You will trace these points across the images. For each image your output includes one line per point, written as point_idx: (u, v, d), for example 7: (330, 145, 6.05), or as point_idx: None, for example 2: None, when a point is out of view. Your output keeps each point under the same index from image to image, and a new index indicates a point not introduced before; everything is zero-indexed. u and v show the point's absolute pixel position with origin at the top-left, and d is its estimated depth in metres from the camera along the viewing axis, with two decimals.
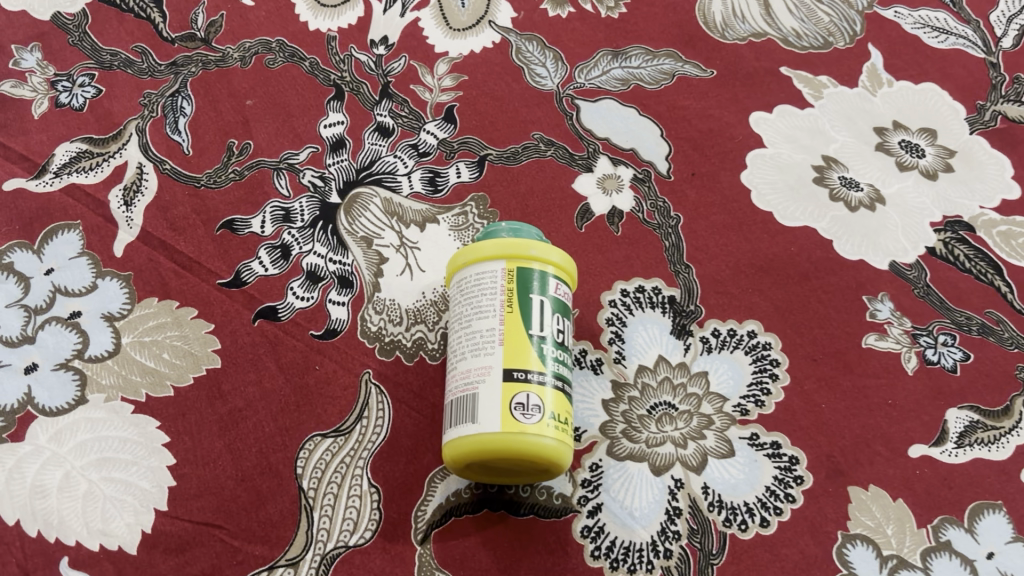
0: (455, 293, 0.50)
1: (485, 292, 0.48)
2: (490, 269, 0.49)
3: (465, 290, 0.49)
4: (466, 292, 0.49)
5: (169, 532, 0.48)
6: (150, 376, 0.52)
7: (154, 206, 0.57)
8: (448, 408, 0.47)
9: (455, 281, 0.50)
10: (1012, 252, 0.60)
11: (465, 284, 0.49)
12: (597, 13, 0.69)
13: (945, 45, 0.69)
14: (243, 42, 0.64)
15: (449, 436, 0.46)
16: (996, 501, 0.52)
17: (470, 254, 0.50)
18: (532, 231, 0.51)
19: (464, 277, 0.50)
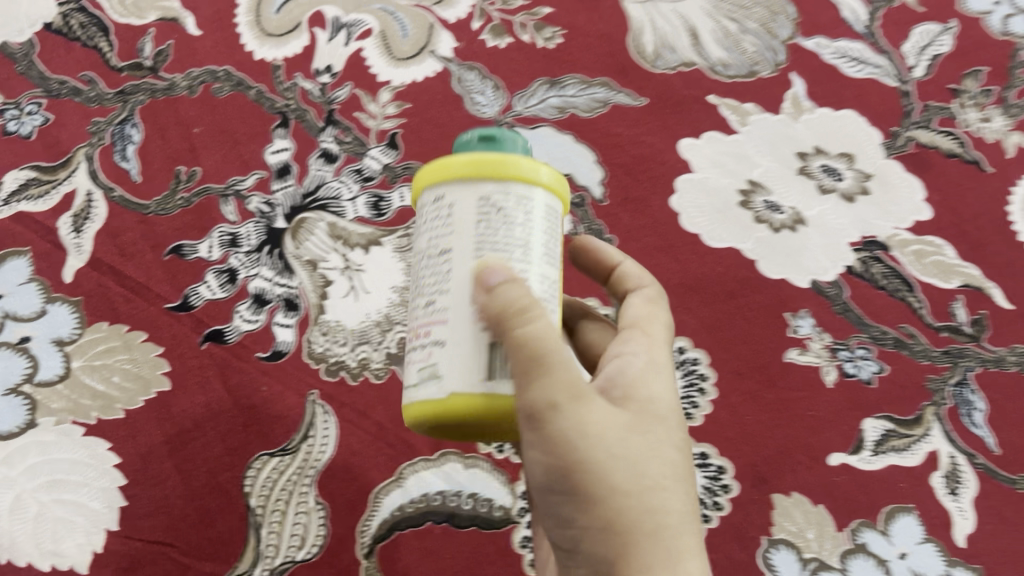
0: (506, 210, 0.35)
1: (550, 236, 0.36)
2: (554, 210, 0.37)
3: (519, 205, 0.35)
4: (530, 218, 0.35)
5: (120, 551, 0.50)
6: (100, 400, 0.54)
7: (104, 233, 0.59)
8: (475, 357, 0.34)
9: (507, 191, 0.35)
10: (924, 270, 0.64)
11: (528, 209, 0.35)
12: (535, 44, 0.71)
13: (862, 75, 0.73)
14: (190, 71, 0.66)
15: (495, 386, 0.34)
16: (908, 504, 0.56)
17: (534, 169, 0.36)
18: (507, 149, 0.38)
19: (524, 198, 0.35)
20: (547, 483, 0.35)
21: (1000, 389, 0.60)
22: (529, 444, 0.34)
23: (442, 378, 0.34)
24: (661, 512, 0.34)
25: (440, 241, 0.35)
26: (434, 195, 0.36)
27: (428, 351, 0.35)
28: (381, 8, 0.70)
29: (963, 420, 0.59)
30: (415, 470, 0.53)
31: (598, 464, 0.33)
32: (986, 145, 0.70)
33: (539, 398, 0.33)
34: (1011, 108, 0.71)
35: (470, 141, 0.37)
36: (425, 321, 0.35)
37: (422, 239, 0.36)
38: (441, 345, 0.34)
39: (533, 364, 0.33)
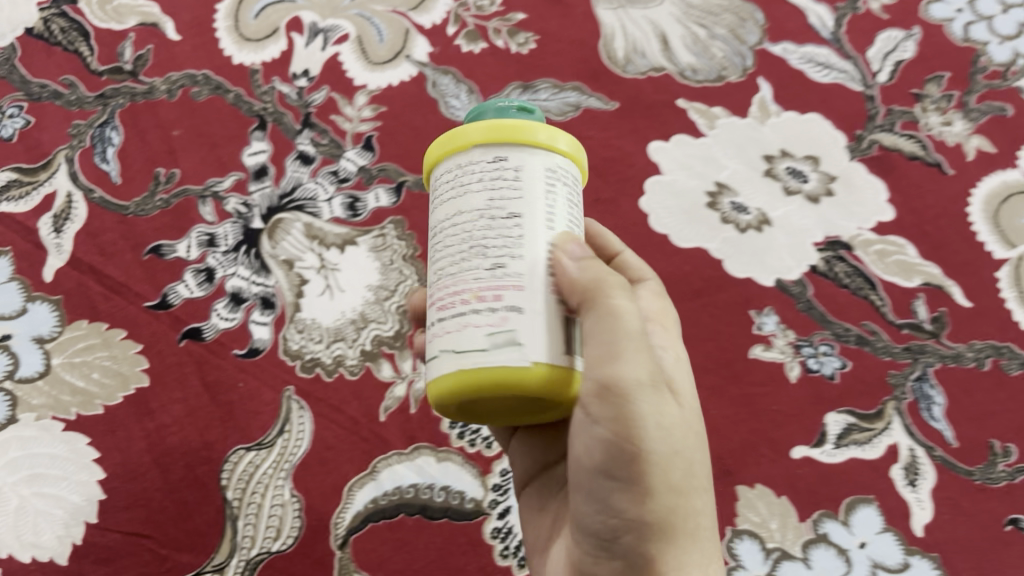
0: (565, 184, 0.36)
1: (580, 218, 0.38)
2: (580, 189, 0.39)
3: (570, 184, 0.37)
4: (577, 194, 0.37)
5: (99, 543, 0.51)
6: (80, 396, 0.55)
7: (84, 233, 0.60)
8: (551, 327, 0.34)
9: (565, 170, 0.36)
10: (886, 269, 0.66)
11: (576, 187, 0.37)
12: (508, 49, 0.73)
13: (828, 80, 0.75)
14: (169, 74, 0.67)
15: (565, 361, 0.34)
16: (868, 496, 0.58)
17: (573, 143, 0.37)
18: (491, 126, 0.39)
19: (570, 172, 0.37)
20: (603, 465, 0.37)
21: (959, 383, 0.62)
22: (595, 423, 0.36)
23: (525, 347, 0.33)
24: (695, 505, 0.39)
25: (505, 203, 0.34)
26: (487, 158, 0.35)
27: (506, 314, 0.33)
28: (358, 13, 0.71)
29: (923, 414, 0.61)
30: (388, 463, 0.54)
31: (660, 453, 0.36)
32: (947, 148, 0.72)
33: (624, 377, 0.35)
34: (971, 112, 0.74)
35: (511, 109, 0.37)
36: (495, 284, 0.33)
37: (474, 200, 0.35)
38: (519, 309, 0.33)
39: (619, 343, 0.35)
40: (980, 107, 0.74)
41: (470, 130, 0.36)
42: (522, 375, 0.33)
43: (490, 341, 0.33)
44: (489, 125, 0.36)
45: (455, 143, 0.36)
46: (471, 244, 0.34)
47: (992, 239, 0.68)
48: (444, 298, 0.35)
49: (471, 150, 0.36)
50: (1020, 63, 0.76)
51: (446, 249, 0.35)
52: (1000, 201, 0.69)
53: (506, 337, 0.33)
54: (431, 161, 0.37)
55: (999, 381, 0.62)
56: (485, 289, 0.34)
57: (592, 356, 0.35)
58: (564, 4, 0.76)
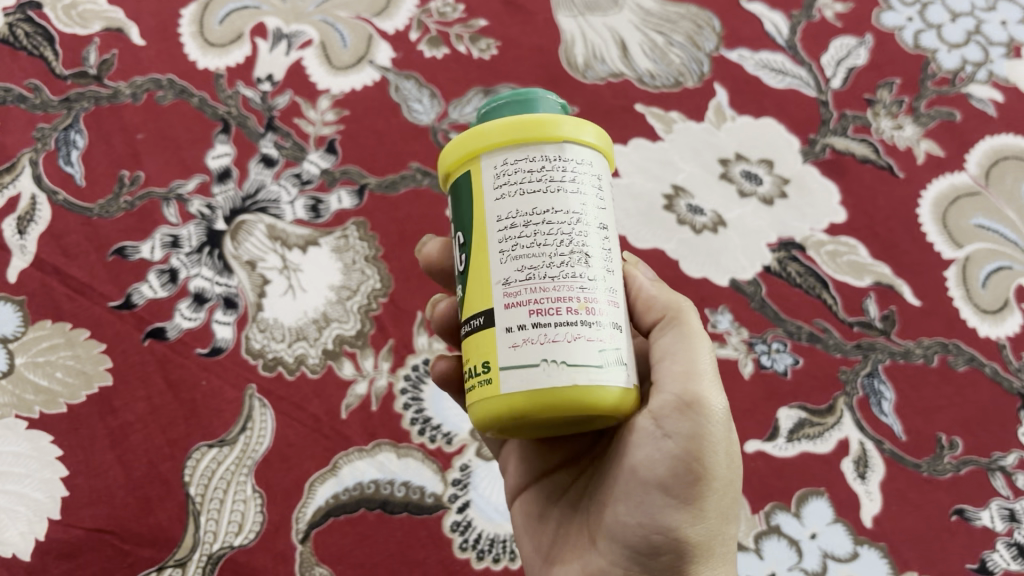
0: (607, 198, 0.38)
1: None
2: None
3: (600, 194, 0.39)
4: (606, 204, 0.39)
5: (62, 539, 0.52)
6: (43, 394, 0.55)
7: (48, 234, 0.60)
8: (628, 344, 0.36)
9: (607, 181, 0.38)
10: (838, 269, 0.68)
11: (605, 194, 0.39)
12: (470, 54, 0.74)
13: (783, 85, 0.77)
14: (133, 79, 0.68)
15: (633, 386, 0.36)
16: (819, 488, 0.60)
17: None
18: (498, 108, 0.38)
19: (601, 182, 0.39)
20: (662, 481, 0.38)
21: (907, 379, 0.64)
22: (665, 436, 0.38)
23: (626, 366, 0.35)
24: (730, 533, 0.41)
25: (594, 211, 0.35)
26: (574, 160, 0.35)
27: (610, 331, 0.34)
28: (321, 19, 0.73)
29: (873, 409, 0.62)
30: (349, 459, 0.55)
31: (722, 474, 0.39)
32: (897, 152, 0.74)
33: (704, 394, 0.38)
34: (920, 117, 0.76)
35: (557, 107, 0.37)
36: (597, 297, 0.34)
37: (569, 202, 0.35)
38: (617, 326, 0.35)
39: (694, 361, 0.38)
40: (929, 112, 0.77)
41: (553, 125, 0.35)
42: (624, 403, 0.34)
43: (601, 357, 0.34)
44: (568, 124, 0.36)
45: (539, 134, 0.35)
46: (572, 249, 0.34)
47: (939, 240, 0.70)
48: (542, 304, 0.33)
49: (561, 145, 0.35)
50: (967, 70, 0.79)
51: (538, 249, 0.34)
52: (947, 203, 0.72)
53: (613, 355, 0.34)
54: (489, 144, 0.35)
55: (946, 375, 0.64)
56: (590, 302, 0.34)
57: (673, 372, 0.38)
58: (526, 11, 0.78)
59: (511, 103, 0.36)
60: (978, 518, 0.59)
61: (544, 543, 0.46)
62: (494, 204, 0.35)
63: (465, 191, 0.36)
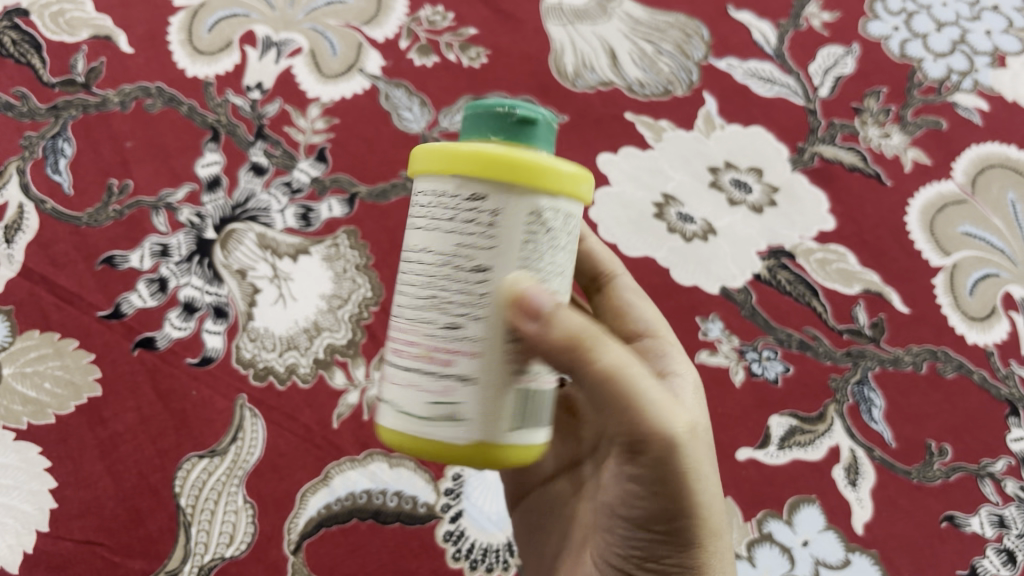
0: (552, 228, 0.33)
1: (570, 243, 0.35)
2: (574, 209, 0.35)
3: (563, 221, 0.34)
4: (561, 226, 0.33)
5: (52, 551, 0.51)
6: (31, 406, 0.55)
7: (36, 243, 0.59)
8: (504, 397, 0.33)
9: (557, 208, 0.33)
10: (828, 277, 0.68)
11: (555, 214, 0.33)
12: (460, 63, 0.74)
13: (772, 94, 0.77)
14: (122, 87, 0.67)
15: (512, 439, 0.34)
16: (810, 495, 0.59)
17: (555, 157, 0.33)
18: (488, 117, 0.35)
19: (564, 207, 0.33)
20: (642, 518, 0.38)
21: (897, 387, 0.64)
22: (634, 480, 0.37)
23: (466, 425, 0.33)
24: (723, 544, 0.39)
25: (474, 253, 0.32)
26: (462, 195, 0.32)
27: (452, 383, 0.32)
28: (311, 27, 0.72)
29: (864, 416, 0.63)
30: (341, 469, 0.55)
31: (701, 500, 0.36)
32: (885, 160, 0.75)
33: (655, 439, 0.34)
34: (907, 125, 0.77)
35: (510, 119, 0.33)
36: (446, 346, 0.33)
37: (442, 241, 0.33)
38: (463, 379, 0.32)
39: (638, 404, 0.33)
40: (915, 121, 0.78)
41: (451, 154, 0.32)
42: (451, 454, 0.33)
43: (430, 411, 0.33)
44: (464, 149, 0.32)
45: (437, 165, 0.33)
46: (432, 293, 0.33)
47: (927, 247, 0.71)
48: (400, 345, 0.34)
49: (453, 177, 0.32)
50: (953, 79, 0.81)
51: (406, 292, 0.34)
52: (935, 210, 0.73)
53: (448, 408, 0.33)
54: (413, 170, 0.35)
55: (935, 383, 0.65)
56: (434, 352, 0.33)
57: (614, 421, 0.34)
58: (516, 19, 0.78)
59: (472, 115, 0.34)
60: (968, 524, 0.59)
61: (548, 554, 0.48)
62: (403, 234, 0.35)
63: None
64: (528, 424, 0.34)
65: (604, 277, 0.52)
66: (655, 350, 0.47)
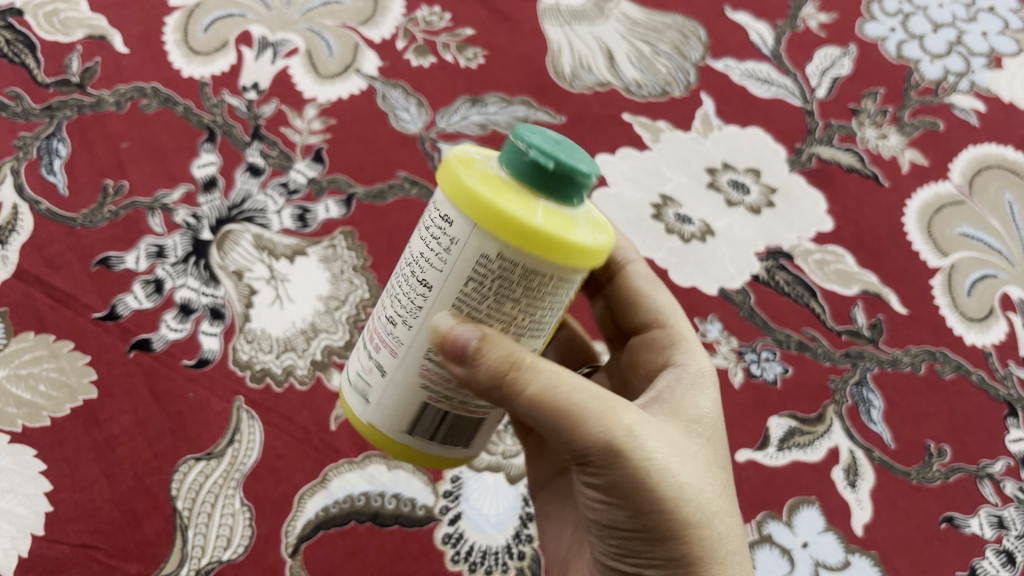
0: (507, 281, 0.31)
1: (555, 296, 0.32)
2: (565, 271, 0.31)
3: (530, 279, 0.31)
4: (526, 282, 0.31)
5: (47, 555, 0.50)
6: (26, 408, 0.53)
7: (30, 244, 0.59)
8: (412, 402, 0.35)
9: (520, 265, 0.30)
10: (826, 277, 0.68)
11: (511, 270, 0.31)
12: (457, 63, 0.74)
13: (769, 95, 0.77)
14: (118, 87, 0.66)
15: (402, 437, 0.36)
16: (809, 497, 0.59)
17: (545, 213, 0.30)
18: (549, 134, 0.32)
19: (531, 269, 0.31)
20: (616, 519, 0.38)
21: (896, 387, 0.64)
22: (596, 484, 0.37)
23: (370, 408, 0.36)
24: (714, 534, 0.37)
25: (422, 268, 0.33)
26: (438, 213, 0.32)
27: (370, 366, 0.36)
28: (307, 27, 0.72)
29: (862, 417, 0.62)
30: (339, 472, 0.55)
31: (667, 495, 0.36)
32: (882, 161, 0.75)
33: (592, 447, 0.35)
34: (905, 126, 0.78)
35: (522, 157, 0.30)
36: (377, 335, 0.36)
37: (413, 242, 0.34)
38: (380, 371, 0.35)
39: (569, 420, 0.34)
40: (913, 122, 0.78)
41: (449, 170, 0.31)
42: (359, 425, 0.37)
43: (357, 381, 0.37)
44: (457, 168, 0.31)
45: (443, 167, 0.32)
46: (390, 284, 0.35)
47: (926, 248, 0.71)
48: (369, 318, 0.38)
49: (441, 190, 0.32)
50: (950, 80, 0.81)
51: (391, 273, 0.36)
52: (933, 211, 0.73)
53: (361, 387, 0.37)
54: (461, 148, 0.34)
55: (933, 384, 0.65)
56: (374, 336, 0.36)
57: (554, 437, 0.35)
58: (513, 20, 0.78)
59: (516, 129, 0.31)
60: (968, 525, 0.59)
61: (563, 546, 0.48)
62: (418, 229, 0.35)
63: None
64: (438, 433, 0.37)
65: (617, 265, 0.49)
66: (666, 342, 0.46)
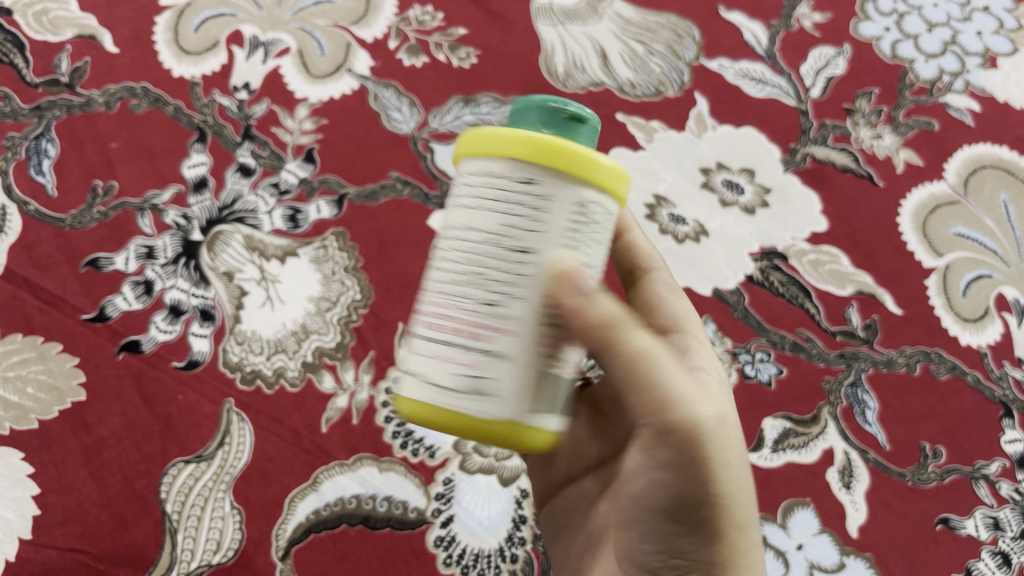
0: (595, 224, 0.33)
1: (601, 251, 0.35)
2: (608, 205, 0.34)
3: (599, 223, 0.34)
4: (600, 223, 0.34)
5: (34, 559, 0.50)
6: (13, 411, 0.53)
7: (17, 245, 0.58)
8: (538, 378, 0.32)
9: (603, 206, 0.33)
10: (820, 278, 0.68)
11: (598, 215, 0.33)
12: (450, 63, 0.73)
13: (763, 94, 0.77)
14: (107, 87, 0.66)
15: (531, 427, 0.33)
16: (803, 499, 0.58)
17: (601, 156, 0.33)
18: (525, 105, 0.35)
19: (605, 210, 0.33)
20: (661, 513, 0.36)
21: (891, 388, 0.64)
22: (658, 466, 0.35)
23: (491, 400, 0.32)
24: (753, 542, 0.36)
25: (518, 235, 0.31)
26: (516, 177, 0.32)
27: (488, 360, 0.31)
28: (298, 27, 0.72)
29: (858, 419, 0.62)
30: (330, 474, 0.55)
31: (728, 488, 0.35)
32: (876, 161, 0.75)
33: (678, 423, 0.34)
34: (899, 126, 0.77)
35: (563, 113, 0.33)
36: (488, 324, 0.31)
37: (484, 221, 0.32)
38: (496, 357, 0.31)
39: (668, 393, 0.34)
40: (907, 122, 0.78)
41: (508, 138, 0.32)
42: (476, 429, 0.32)
43: (459, 381, 0.32)
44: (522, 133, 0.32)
45: (492, 145, 0.32)
46: (472, 269, 0.32)
47: (920, 249, 0.71)
48: (435, 317, 0.33)
49: (506, 162, 0.32)
50: (944, 80, 0.81)
51: (448, 262, 0.33)
52: (928, 211, 0.72)
53: (477, 383, 0.32)
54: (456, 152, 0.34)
55: (928, 384, 0.64)
56: (479, 321, 0.32)
57: (642, 413, 0.34)
58: (506, 19, 0.77)
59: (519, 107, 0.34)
60: (964, 526, 0.59)
61: (575, 554, 0.45)
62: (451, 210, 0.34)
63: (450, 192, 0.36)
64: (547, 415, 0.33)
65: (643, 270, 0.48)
66: None
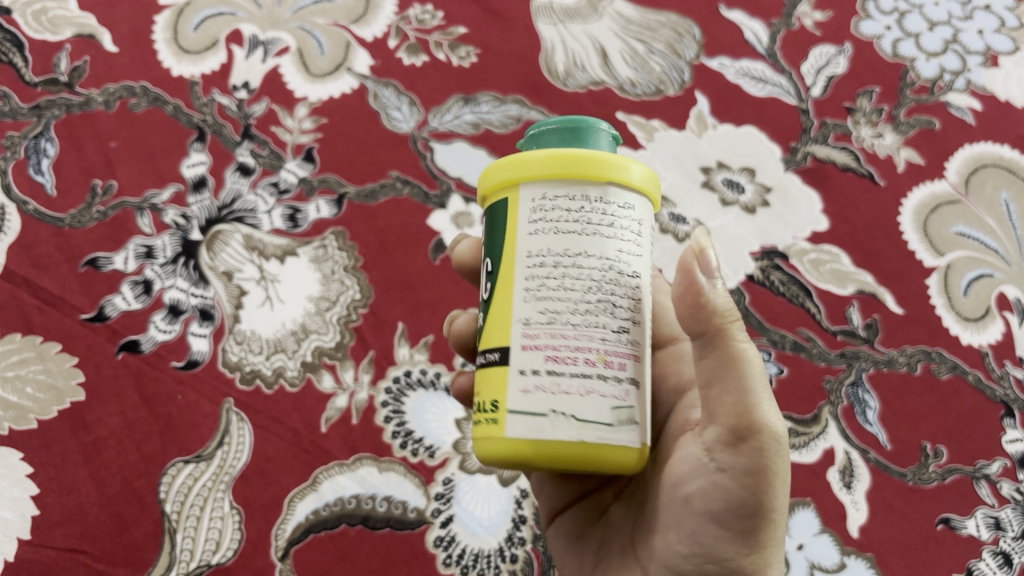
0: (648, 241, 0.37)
1: None
2: None
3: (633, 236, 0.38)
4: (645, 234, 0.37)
5: (33, 560, 0.50)
6: (13, 410, 0.53)
7: (16, 245, 0.58)
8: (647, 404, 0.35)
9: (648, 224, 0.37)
10: (821, 278, 0.68)
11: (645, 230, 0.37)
12: (449, 62, 0.73)
13: (764, 93, 0.77)
14: (106, 86, 0.66)
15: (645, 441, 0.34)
16: (804, 499, 0.58)
17: None
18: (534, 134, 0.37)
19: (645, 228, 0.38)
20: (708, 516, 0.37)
21: (892, 388, 0.64)
22: (721, 469, 0.36)
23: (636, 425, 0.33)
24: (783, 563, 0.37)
25: (630, 258, 0.34)
26: (615, 203, 0.34)
27: (627, 388, 0.33)
28: (298, 26, 0.72)
29: (859, 419, 0.62)
30: (330, 474, 0.55)
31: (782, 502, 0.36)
32: (877, 160, 0.75)
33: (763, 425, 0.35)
34: (900, 125, 0.77)
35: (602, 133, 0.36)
36: (619, 351, 0.33)
37: (600, 247, 0.33)
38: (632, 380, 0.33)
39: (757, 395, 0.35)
40: (908, 121, 0.77)
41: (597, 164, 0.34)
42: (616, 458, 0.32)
43: (617, 414, 0.33)
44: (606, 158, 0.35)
45: (583, 171, 0.34)
46: (602, 298, 0.33)
47: (920, 248, 0.70)
48: (562, 351, 0.32)
49: (605, 185, 0.34)
50: (945, 79, 0.81)
51: (562, 291, 0.33)
52: (929, 211, 0.72)
53: (625, 413, 0.33)
54: (533, 175, 0.34)
55: (929, 384, 0.64)
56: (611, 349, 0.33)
57: (729, 407, 0.36)
58: (506, 18, 0.77)
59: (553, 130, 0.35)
60: (964, 527, 0.59)
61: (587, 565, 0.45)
62: (527, 237, 0.34)
63: (502, 216, 0.35)
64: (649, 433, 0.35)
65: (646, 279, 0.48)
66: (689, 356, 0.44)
